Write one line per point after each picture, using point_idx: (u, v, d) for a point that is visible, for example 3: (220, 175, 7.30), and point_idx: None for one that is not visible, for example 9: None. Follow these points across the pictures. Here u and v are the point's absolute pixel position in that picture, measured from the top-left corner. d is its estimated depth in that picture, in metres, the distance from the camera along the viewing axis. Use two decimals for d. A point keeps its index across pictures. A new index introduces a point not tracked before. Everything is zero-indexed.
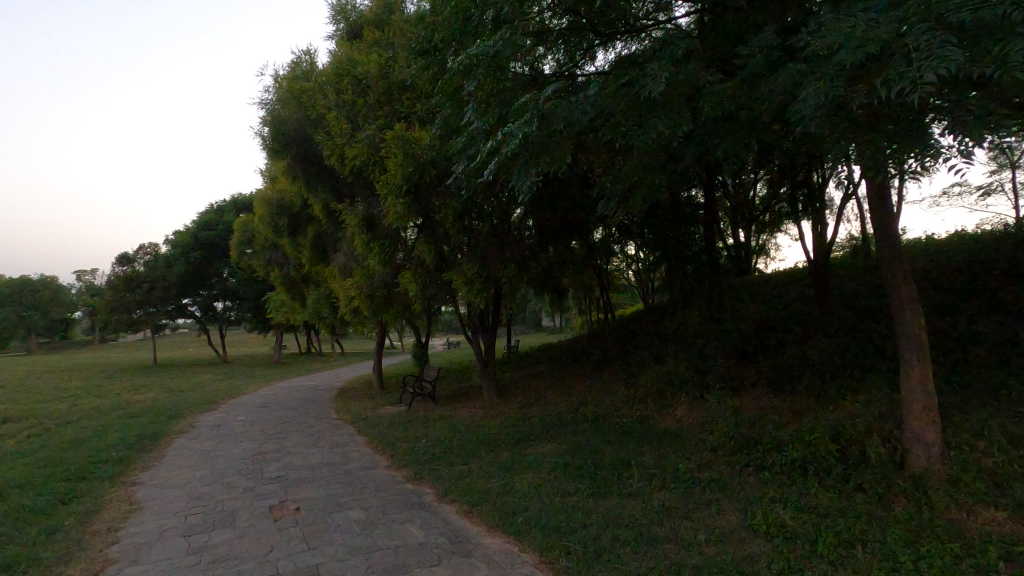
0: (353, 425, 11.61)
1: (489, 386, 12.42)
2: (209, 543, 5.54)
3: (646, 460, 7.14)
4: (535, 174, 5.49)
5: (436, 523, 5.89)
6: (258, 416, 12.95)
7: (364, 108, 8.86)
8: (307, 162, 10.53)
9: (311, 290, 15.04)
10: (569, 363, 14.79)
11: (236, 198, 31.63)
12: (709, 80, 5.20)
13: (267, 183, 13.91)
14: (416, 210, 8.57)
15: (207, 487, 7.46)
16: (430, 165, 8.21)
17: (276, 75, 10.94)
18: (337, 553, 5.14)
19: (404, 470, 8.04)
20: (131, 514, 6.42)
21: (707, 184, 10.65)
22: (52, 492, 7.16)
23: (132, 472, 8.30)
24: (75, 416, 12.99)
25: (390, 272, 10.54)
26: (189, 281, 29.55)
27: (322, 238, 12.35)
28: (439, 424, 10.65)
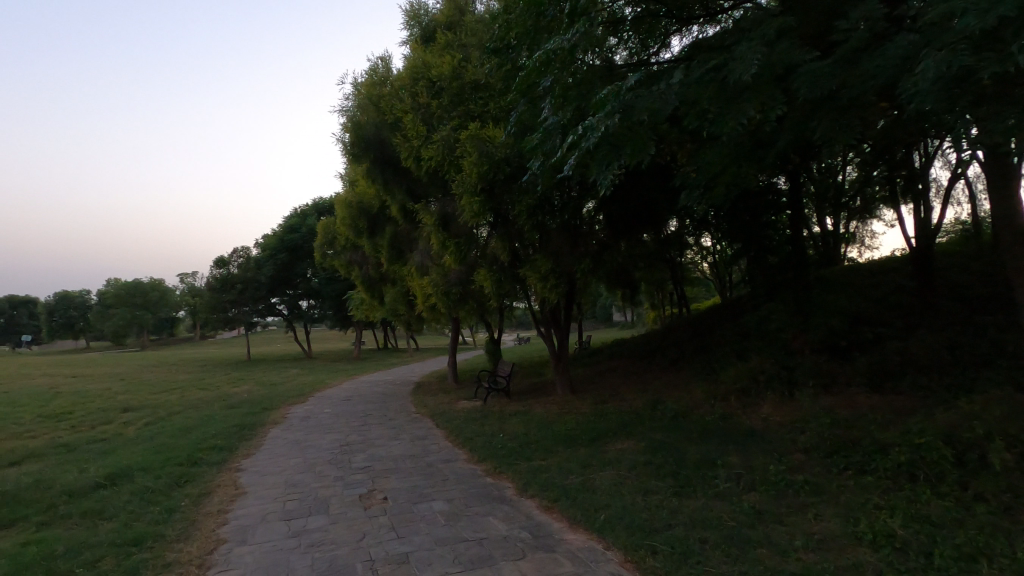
0: (431, 418, 11.95)
1: (563, 383, 12.43)
2: (307, 527, 5.89)
3: (732, 460, 6.85)
4: (616, 168, 5.40)
5: (518, 516, 5.96)
6: (342, 408, 13.61)
7: (439, 110, 9.07)
8: (384, 164, 10.88)
9: (389, 287, 15.62)
10: (644, 359, 14.49)
11: (317, 201, 33.38)
12: (803, 59, 4.90)
13: (347, 186, 14.56)
14: (491, 208, 8.68)
15: (301, 475, 7.94)
16: (505, 161, 8.28)
17: (354, 83, 11.41)
18: (424, 542, 5.32)
19: (484, 463, 8.18)
20: (237, 498, 6.95)
21: (794, 170, 10.02)
22: (170, 475, 7.89)
23: (236, 459, 8.98)
24: (184, 407, 14.25)
25: (465, 269, 10.76)
26: (276, 281, 31.51)
27: (399, 238, 12.78)
28: (514, 419, 10.72)
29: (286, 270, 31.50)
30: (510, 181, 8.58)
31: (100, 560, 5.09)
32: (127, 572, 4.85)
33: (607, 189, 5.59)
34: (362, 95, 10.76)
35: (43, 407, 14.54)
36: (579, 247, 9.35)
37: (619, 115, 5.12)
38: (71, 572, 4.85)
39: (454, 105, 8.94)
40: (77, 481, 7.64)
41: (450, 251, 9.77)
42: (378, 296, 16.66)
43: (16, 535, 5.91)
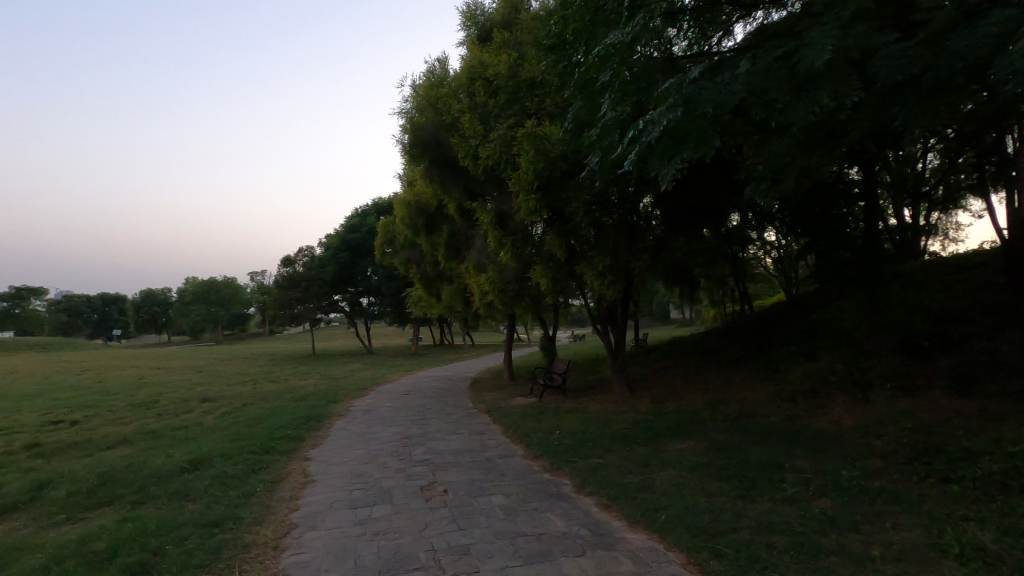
0: (487, 414, 12.10)
1: (619, 381, 12.26)
2: (372, 516, 6.13)
3: (801, 464, 6.57)
4: (678, 163, 5.29)
5: (577, 514, 5.95)
6: (402, 403, 13.99)
7: (495, 109, 9.16)
8: (441, 164, 11.10)
9: (446, 284, 15.92)
10: (704, 358, 14.09)
11: (377, 201, 34.44)
12: (882, 42, 4.63)
13: (406, 186, 14.94)
14: (547, 205, 8.69)
15: (365, 466, 8.24)
16: (561, 158, 8.27)
17: (412, 85, 11.69)
18: (485, 535, 5.41)
19: (541, 460, 8.21)
20: (307, 486, 7.32)
21: (869, 159, 9.47)
22: (245, 462, 8.38)
23: (305, 449, 9.42)
24: (256, 398, 15.04)
25: (521, 266, 10.82)
26: (339, 279, 32.70)
27: (456, 236, 13.01)
28: (570, 416, 10.69)
29: (347, 268, 32.65)
30: (567, 177, 8.55)
31: (187, 538, 5.48)
32: (210, 550, 5.20)
33: (668, 184, 5.49)
34: (420, 97, 11.01)
35: (133, 396, 15.75)
36: (637, 243, 9.21)
37: (682, 109, 5.01)
38: (162, 548, 5.26)
39: (510, 102, 8.99)
40: (164, 465, 8.24)
41: (506, 248, 9.86)
42: (435, 293, 16.99)
43: (114, 512, 6.45)
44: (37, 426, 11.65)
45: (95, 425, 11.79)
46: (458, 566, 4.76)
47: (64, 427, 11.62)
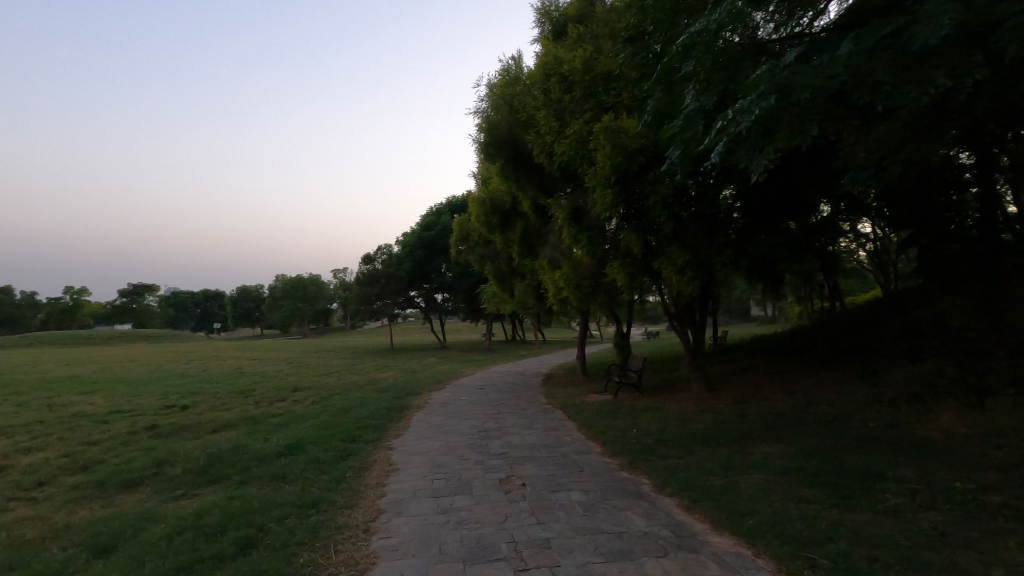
0: (562, 410, 12.11)
1: (698, 380, 11.88)
2: (454, 506, 6.32)
3: (905, 474, 6.10)
4: (770, 153, 5.05)
5: (658, 513, 5.85)
6: (477, 397, 14.29)
7: (571, 105, 9.12)
8: (516, 161, 11.20)
9: (519, 281, 16.07)
10: (790, 357, 13.35)
11: (451, 199, 35.32)
12: (1010, 12, 4.18)
13: (480, 184, 15.21)
14: (625, 200, 8.55)
15: (445, 457, 8.51)
16: (639, 152, 8.11)
17: (487, 84, 11.86)
18: (564, 530, 5.44)
19: (619, 457, 8.13)
20: (392, 473, 7.67)
21: (985, 141, 8.60)
22: (334, 449, 8.89)
23: (388, 438, 9.85)
24: (340, 389, 15.89)
25: (596, 262, 10.73)
26: (415, 275, 33.82)
27: (530, 232, 13.09)
28: (647, 415, 10.50)
29: (423, 265, 33.68)
30: (645, 171, 8.37)
31: (287, 518, 5.90)
32: (308, 530, 5.57)
33: (759, 176, 5.25)
34: (496, 96, 11.18)
35: (234, 384, 17.10)
36: (718, 237, 8.85)
37: (774, 97, 4.79)
38: (266, 525, 5.69)
39: (586, 97, 8.90)
40: (264, 449, 8.91)
41: (581, 244, 9.81)
42: (509, 289, 17.17)
43: (223, 490, 7.06)
44: (155, 410, 12.93)
45: (203, 409, 12.94)
46: (540, 559, 4.82)
47: (177, 411, 12.83)
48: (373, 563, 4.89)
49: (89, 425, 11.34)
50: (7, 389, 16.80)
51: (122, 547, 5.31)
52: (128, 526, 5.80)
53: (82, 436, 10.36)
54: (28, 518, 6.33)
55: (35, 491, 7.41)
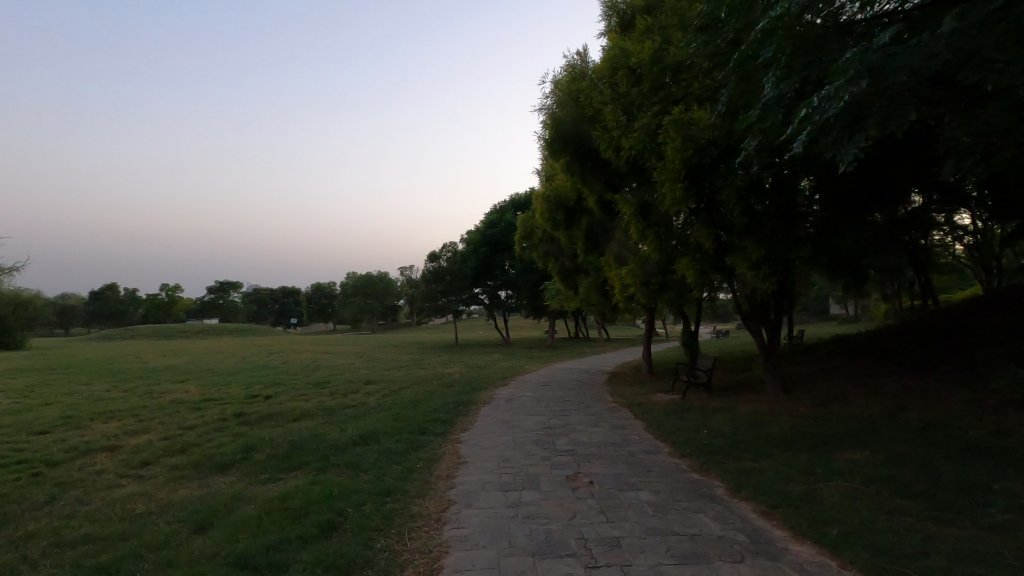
0: (628, 409, 11.93)
1: (773, 381, 11.39)
2: (523, 500, 6.38)
3: (1014, 488, 5.59)
4: (860, 142, 4.75)
5: (732, 518, 5.67)
6: (542, 393, 14.34)
7: (639, 98, 8.94)
8: (582, 157, 11.11)
9: (583, 278, 15.96)
10: (876, 359, 12.50)
11: (514, 197, 35.57)
12: None
13: (545, 181, 15.20)
14: (696, 194, 8.29)
15: (512, 452, 8.60)
16: (712, 144, 7.84)
17: (553, 81, 11.83)
18: (635, 530, 5.37)
19: (690, 458, 7.92)
20: (460, 466, 7.84)
21: None
22: (406, 440, 9.20)
23: (456, 432, 10.09)
24: (409, 383, 16.39)
25: (664, 259, 10.48)
26: (479, 273, 34.24)
27: (595, 229, 12.97)
28: (718, 416, 10.15)
29: (487, 263, 34.07)
30: (717, 163, 8.08)
31: (364, 504, 6.18)
32: (384, 517, 5.81)
33: (847, 166, 4.94)
34: (562, 92, 11.16)
35: (311, 376, 18.05)
36: (797, 232, 8.42)
37: (865, 82, 4.51)
38: (345, 510, 5.98)
39: (654, 90, 8.70)
40: (340, 438, 9.37)
41: (650, 240, 9.61)
42: (573, 286, 17.08)
43: (306, 475, 7.49)
44: (242, 398, 13.88)
45: (284, 399, 13.73)
46: (610, 557, 4.79)
47: (261, 400, 13.68)
48: (446, 552, 5.03)
49: (186, 411, 12.33)
50: (116, 376, 18.55)
51: (217, 524, 5.74)
52: (223, 505, 6.27)
53: (179, 421, 11.29)
54: (137, 493, 6.98)
55: (142, 469, 8.15)
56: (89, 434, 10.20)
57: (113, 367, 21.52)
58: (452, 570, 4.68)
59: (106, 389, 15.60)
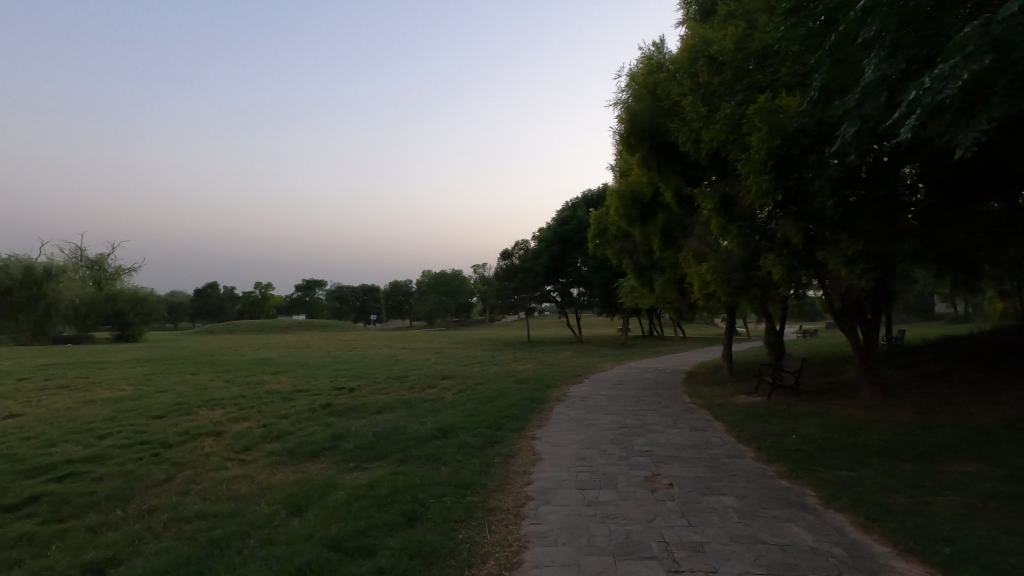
0: (709, 410, 11.50)
1: (870, 385, 10.57)
2: (600, 499, 6.32)
3: None
4: (981, 124, 4.31)
5: (826, 529, 5.33)
6: (617, 392, 14.12)
7: (720, 88, 8.58)
8: (659, 151, 10.81)
9: (659, 275, 15.55)
10: (994, 364, 11.27)
11: (587, 194, 35.24)
12: None
13: (619, 177, 14.94)
14: (784, 186, 7.83)
15: (588, 450, 8.54)
16: (802, 132, 7.39)
17: (629, 74, 11.60)
18: (720, 535, 5.19)
19: (777, 464, 7.52)
20: (536, 463, 7.89)
21: None
22: (482, 435, 9.38)
23: (531, 428, 10.16)
24: (484, 379, 16.69)
25: (748, 254, 9.99)
26: (551, 270, 34.10)
27: (672, 224, 12.59)
28: (808, 421, 9.58)
29: (559, 260, 33.93)
30: (808, 151, 7.59)
31: (444, 496, 6.37)
32: (465, 509, 5.96)
33: (963, 151, 4.52)
34: (638, 85, 10.93)
35: (391, 371, 18.81)
36: (898, 224, 7.76)
37: (987, 58, 4.08)
38: (428, 501, 6.19)
39: (737, 77, 8.30)
40: (420, 431, 9.70)
41: (732, 235, 9.20)
42: (648, 283, 16.68)
43: (389, 465, 7.83)
44: (328, 390, 14.69)
45: (367, 392, 14.40)
46: (693, 562, 4.66)
47: (346, 393, 14.42)
48: (526, 546, 5.09)
49: (280, 401, 13.24)
50: (218, 367, 20.21)
51: (311, 507, 6.12)
52: (315, 490, 6.67)
53: (274, 410, 12.12)
54: (240, 476, 7.57)
55: (244, 454, 8.84)
56: (198, 419, 11.18)
57: (215, 359, 23.46)
58: (531, 565, 4.73)
59: (211, 379, 17.03)
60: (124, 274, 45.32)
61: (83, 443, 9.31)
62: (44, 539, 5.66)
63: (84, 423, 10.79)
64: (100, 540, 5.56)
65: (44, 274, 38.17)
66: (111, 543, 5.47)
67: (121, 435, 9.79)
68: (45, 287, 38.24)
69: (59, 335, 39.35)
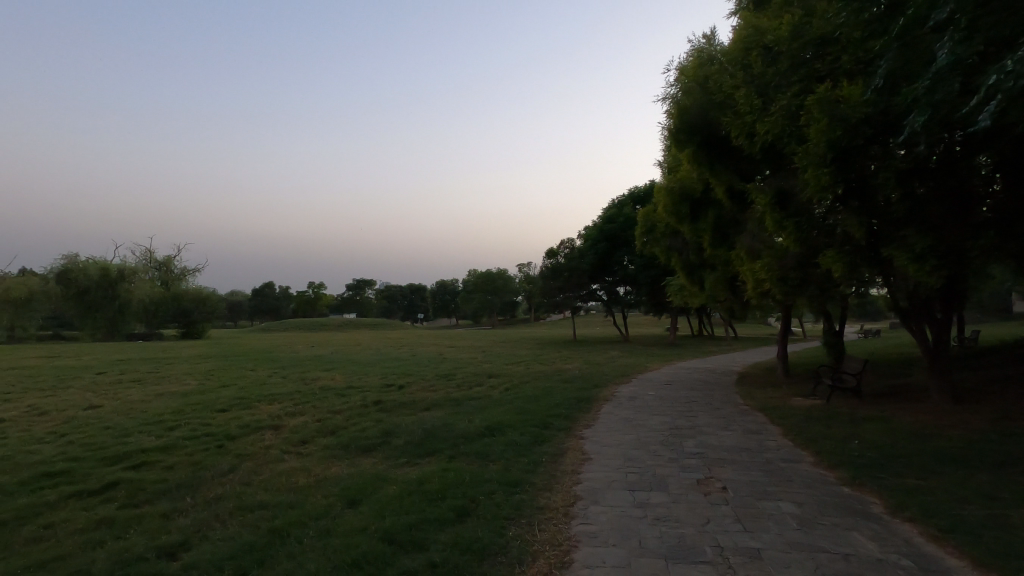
0: (763, 412, 11.13)
1: (940, 388, 9.97)
2: (651, 501, 6.23)
3: None
4: None
5: (894, 540, 5.07)
6: (666, 392, 13.87)
7: (776, 79, 8.28)
8: (710, 146, 10.54)
9: (709, 273, 15.15)
10: None
11: (633, 191, 34.73)
12: None
13: (667, 173, 14.67)
14: (845, 179, 7.49)
15: (637, 451, 8.42)
16: (865, 123, 7.05)
17: (678, 68, 11.38)
18: (777, 542, 5.03)
19: (838, 470, 7.21)
20: (585, 462, 7.85)
21: None
22: (530, 434, 9.42)
23: (579, 428, 10.11)
24: (530, 377, 16.72)
25: (805, 251, 9.60)
26: (597, 268, 33.78)
27: (724, 221, 12.25)
28: (871, 425, 9.13)
29: (605, 258, 33.55)
30: (871, 142, 7.23)
31: (494, 493, 6.43)
32: (515, 507, 6.00)
33: None
34: (688, 79, 10.72)
35: (439, 369, 19.06)
36: (971, 218, 7.29)
37: None
38: (477, 497, 6.26)
39: (794, 67, 7.98)
40: (468, 428, 9.82)
41: (788, 231, 8.88)
42: (698, 282, 16.29)
43: (439, 461, 7.97)
44: (379, 387, 15.08)
45: (416, 389, 14.69)
46: (749, 569, 4.53)
47: (396, 390, 14.77)
48: (575, 546, 5.08)
49: (334, 397, 13.69)
50: (276, 364, 21.06)
51: (365, 500, 6.31)
52: (369, 483, 6.87)
53: (328, 405, 12.54)
54: (298, 468, 7.88)
55: (302, 447, 9.20)
56: (258, 413, 11.70)
57: (273, 356, 24.47)
58: (582, 565, 4.71)
59: (269, 375, 17.79)
60: (189, 275, 47.93)
61: (155, 434, 9.90)
62: (123, 523, 6.06)
63: (156, 415, 11.48)
64: (172, 525, 5.90)
65: (118, 275, 40.85)
66: (182, 529, 5.80)
67: (189, 427, 10.36)
68: (119, 287, 40.95)
69: (132, 332, 41.98)
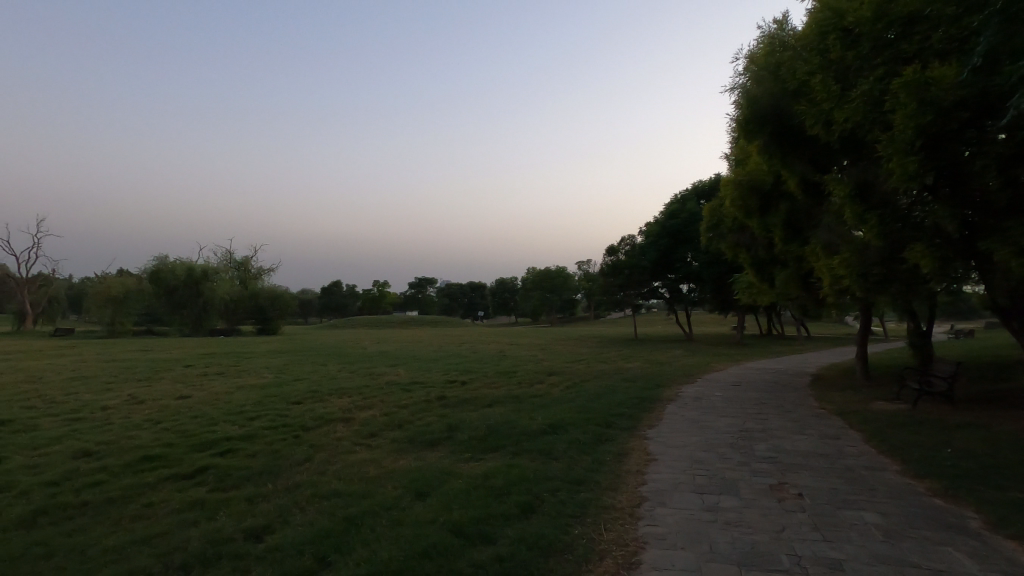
0: (841, 417, 10.51)
1: None
2: (721, 505, 6.05)
3: None
4: None
5: (994, 558, 4.68)
6: (734, 393, 13.38)
7: (856, 62, 7.81)
8: (782, 136, 10.06)
9: (780, 269, 14.45)
10: None
11: (697, 185, 33.69)
12: None
13: (735, 166, 14.13)
14: (935, 168, 6.96)
15: (704, 454, 8.18)
16: (959, 106, 6.53)
17: (748, 56, 10.94)
18: (861, 554, 4.76)
19: (927, 480, 6.73)
20: (650, 463, 7.71)
21: None
22: (592, 433, 9.35)
23: (643, 428, 9.94)
24: (591, 376, 16.59)
25: (888, 246, 8.99)
26: (659, 265, 32.99)
27: (797, 214, 11.65)
28: (965, 433, 8.45)
29: (668, 255, 32.69)
30: (966, 127, 6.68)
31: (558, 490, 6.45)
32: (580, 505, 5.99)
33: None
34: (758, 67, 10.28)
35: (500, 366, 19.23)
36: None
37: None
38: (542, 494, 6.30)
39: (877, 49, 7.48)
40: (530, 425, 9.87)
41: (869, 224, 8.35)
42: (768, 279, 15.58)
43: (503, 457, 8.07)
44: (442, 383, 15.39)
45: (478, 386, 14.90)
46: None
47: (458, 386, 15.03)
48: (643, 547, 5.01)
49: (399, 392, 14.12)
50: (344, 359, 21.92)
51: (433, 493, 6.48)
52: (436, 477, 7.06)
53: (395, 400, 12.95)
54: (367, 460, 8.20)
55: (371, 439, 9.56)
56: (329, 407, 12.24)
57: (341, 351, 25.54)
58: (650, 567, 4.64)
59: (339, 370, 18.57)
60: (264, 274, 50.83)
61: (238, 424, 10.57)
62: (213, 505, 6.52)
63: (237, 406, 12.25)
64: (256, 509, 6.30)
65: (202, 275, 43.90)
66: (265, 513, 6.18)
67: (268, 418, 10.99)
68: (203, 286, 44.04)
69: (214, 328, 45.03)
